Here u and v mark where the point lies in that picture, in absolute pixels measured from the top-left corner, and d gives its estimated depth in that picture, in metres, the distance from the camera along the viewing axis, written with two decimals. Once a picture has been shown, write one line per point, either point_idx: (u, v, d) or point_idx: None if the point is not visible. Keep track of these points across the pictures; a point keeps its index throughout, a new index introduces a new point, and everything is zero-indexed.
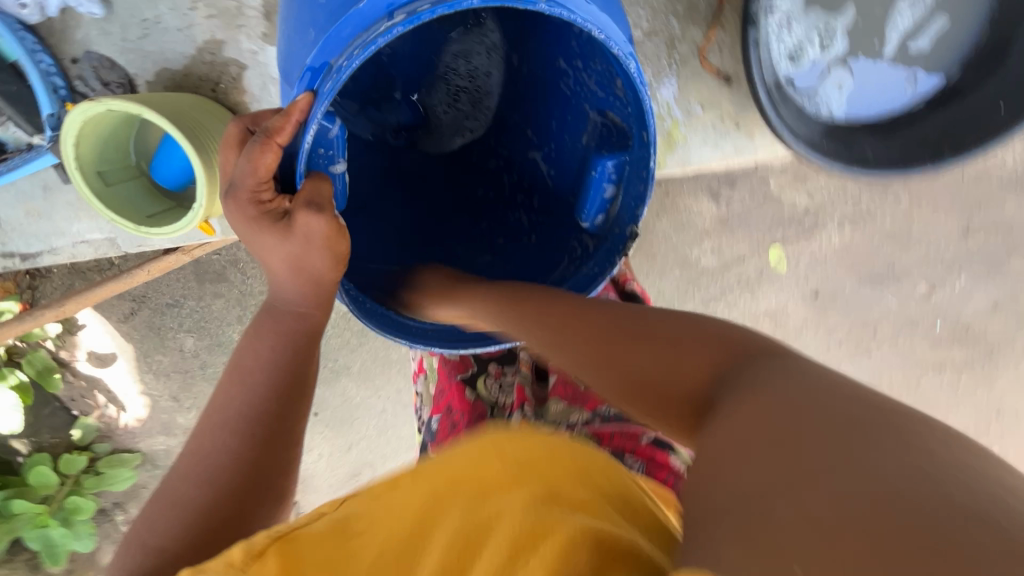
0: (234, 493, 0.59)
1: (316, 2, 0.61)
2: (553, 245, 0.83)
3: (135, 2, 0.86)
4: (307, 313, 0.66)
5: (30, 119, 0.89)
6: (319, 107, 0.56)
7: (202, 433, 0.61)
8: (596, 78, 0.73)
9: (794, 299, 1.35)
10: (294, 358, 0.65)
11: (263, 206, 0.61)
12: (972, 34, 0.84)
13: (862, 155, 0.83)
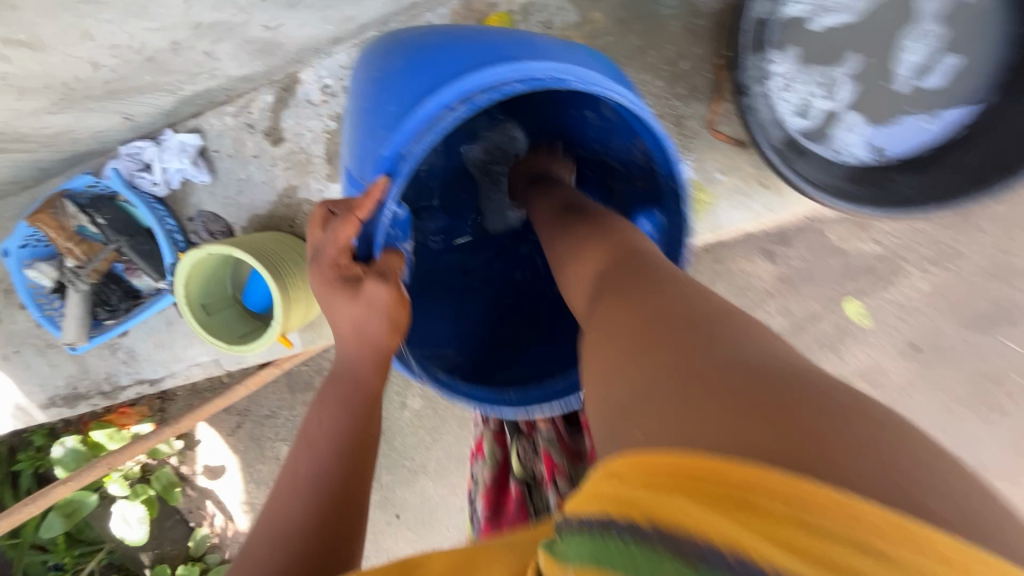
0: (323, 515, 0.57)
1: (382, 108, 0.67)
2: None
3: (233, 167, 1.08)
4: (361, 374, 0.67)
5: (156, 267, 1.12)
6: (392, 188, 0.62)
7: (294, 456, 0.63)
8: (619, 152, 0.85)
9: (889, 356, 1.22)
10: (357, 416, 0.65)
11: (339, 275, 0.65)
12: (994, 59, 0.82)
13: (898, 194, 0.80)
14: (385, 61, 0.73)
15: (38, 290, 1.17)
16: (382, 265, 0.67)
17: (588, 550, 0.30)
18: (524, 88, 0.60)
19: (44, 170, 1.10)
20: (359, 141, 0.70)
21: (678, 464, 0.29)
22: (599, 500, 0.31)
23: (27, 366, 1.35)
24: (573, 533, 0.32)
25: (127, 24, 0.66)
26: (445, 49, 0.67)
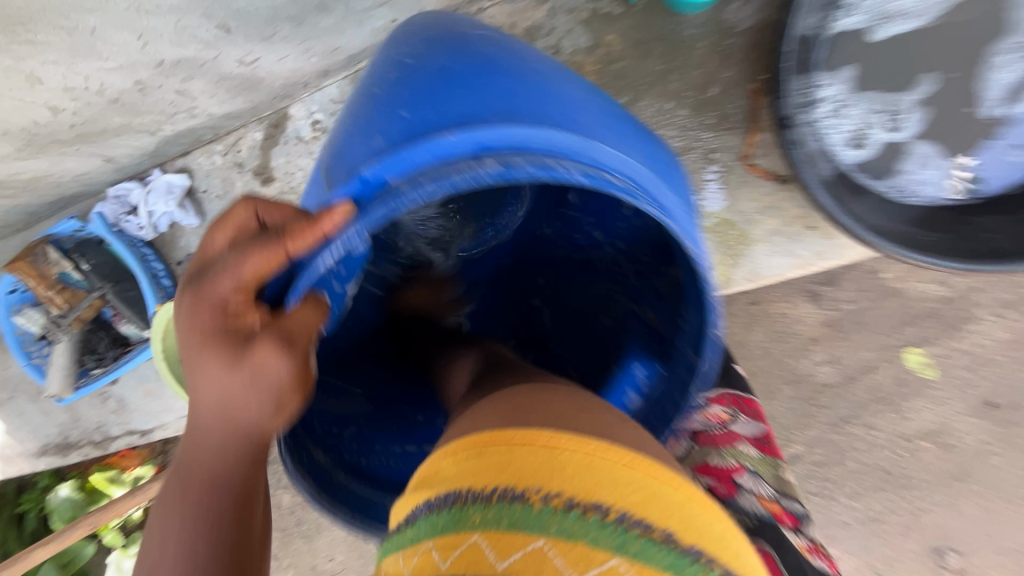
0: None
1: (396, 111, 0.49)
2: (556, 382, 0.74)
3: (221, 209, 1.00)
4: (219, 475, 0.46)
5: (142, 315, 1.05)
6: (354, 232, 0.42)
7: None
8: (637, 269, 0.67)
9: (961, 414, 1.05)
10: (219, 537, 0.44)
11: (229, 321, 0.44)
12: None
13: (987, 241, 0.66)
14: (432, 55, 0.54)
15: (26, 337, 1.11)
16: (288, 322, 0.46)
17: (442, 527, 0.32)
18: (581, 180, 0.42)
19: (33, 214, 1.05)
20: (352, 143, 0.51)
21: (512, 455, 0.33)
22: (444, 487, 0.33)
23: (21, 415, 1.31)
24: (423, 519, 0.33)
25: (77, 65, 0.60)
26: (508, 77, 0.49)
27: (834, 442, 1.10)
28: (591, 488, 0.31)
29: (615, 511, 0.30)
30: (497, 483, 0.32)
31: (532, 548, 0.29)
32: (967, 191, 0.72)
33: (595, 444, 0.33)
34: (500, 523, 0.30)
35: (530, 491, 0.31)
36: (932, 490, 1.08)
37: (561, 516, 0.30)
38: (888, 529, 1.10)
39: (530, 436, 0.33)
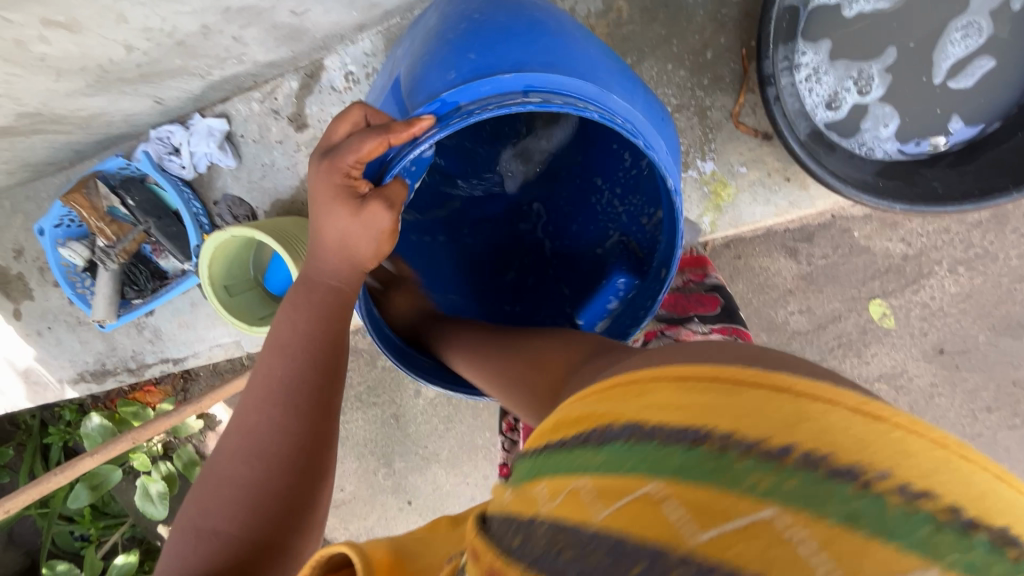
0: (290, 468, 0.59)
1: (467, 53, 0.64)
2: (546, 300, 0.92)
3: (257, 152, 1.09)
4: (336, 285, 0.67)
5: (181, 248, 1.15)
6: (437, 134, 0.59)
7: (246, 407, 0.62)
8: (626, 210, 0.86)
9: (913, 358, 1.19)
10: (329, 325, 0.65)
11: (348, 184, 0.63)
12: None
13: (928, 189, 0.77)
14: (490, 11, 0.69)
15: (70, 269, 1.19)
16: (387, 192, 0.63)
17: (565, 461, 0.32)
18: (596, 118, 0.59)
19: (78, 153, 1.13)
20: (430, 69, 0.67)
21: (644, 391, 0.31)
22: (576, 422, 0.33)
23: (59, 343, 1.38)
24: (547, 453, 0.34)
25: (160, 7, 0.68)
26: (551, 38, 0.67)
27: None
28: (742, 420, 0.28)
29: (768, 447, 0.26)
30: (634, 417, 0.30)
31: (648, 495, 0.27)
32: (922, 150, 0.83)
33: (748, 375, 0.29)
34: (627, 465, 0.29)
35: (665, 427, 0.29)
36: None
37: (696, 456, 0.27)
38: None
39: (667, 376, 0.31)
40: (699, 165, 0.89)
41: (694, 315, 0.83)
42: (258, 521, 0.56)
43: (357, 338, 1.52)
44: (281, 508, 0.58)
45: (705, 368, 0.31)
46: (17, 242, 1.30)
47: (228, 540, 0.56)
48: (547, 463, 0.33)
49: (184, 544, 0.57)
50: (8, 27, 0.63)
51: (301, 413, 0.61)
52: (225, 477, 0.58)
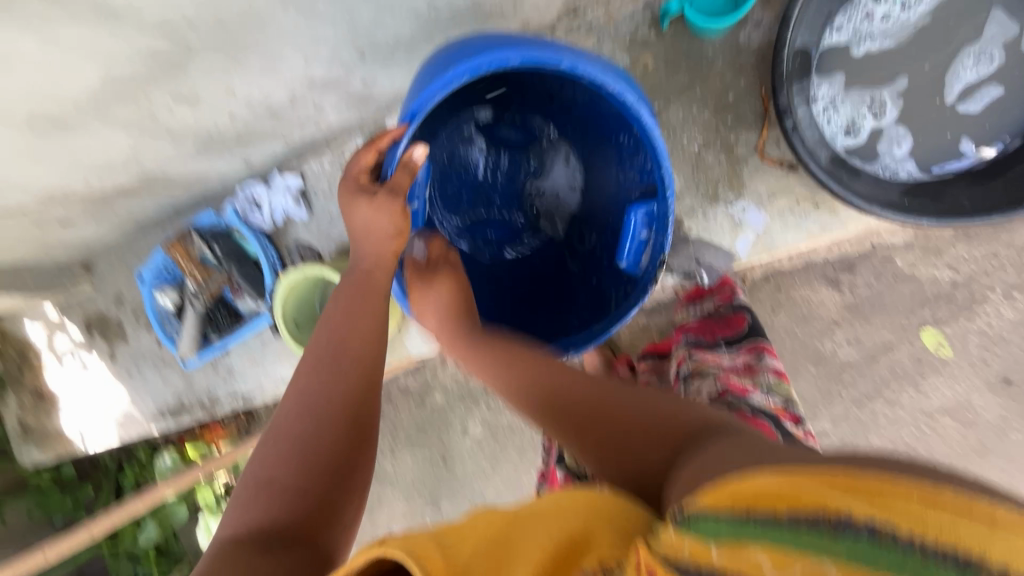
0: (337, 425, 0.64)
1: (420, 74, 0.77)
2: (606, 275, 0.94)
3: (326, 203, 1.24)
4: (372, 266, 0.75)
5: (257, 290, 1.28)
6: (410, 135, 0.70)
7: (303, 373, 0.68)
8: (638, 163, 0.87)
9: (978, 390, 1.15)
10: (371, 306, 0.73)
11: (360, 185, 0.74)
12: None
13: (957, 205, 0.82)
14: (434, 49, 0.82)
15: (163, 313, 1.35)
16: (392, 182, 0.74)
17: (727, 528, 0.36)
18: (517, 62, 0.68)
19: (176, 210, 1.31)
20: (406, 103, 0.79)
21: (800, 485, 0.37)
22: (739, 498, 0.38)
23: (144, 382, 1.53)
24: (706, 519, 0.38)
25: (262, 83, 0.83)
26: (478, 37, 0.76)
27: (858, 419, 1.21)
28: (893, 517, 0.33)
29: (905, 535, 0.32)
30: (797, 508, 0.35)
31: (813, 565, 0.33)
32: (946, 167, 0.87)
33: (891, 482, 0.35)
34: (795, 539, 0.34)
35: (827, 516, 0.34)
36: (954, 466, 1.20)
37: (858, 542, 0.33)
38: None
39: (821, 477, 0.37)
40: (736, 207, 0.95)
41: (722, 340, 0.89)
42: (307, 473, 0.61)
43: (409, 377, 1.57)
44: (326, 467, 0.62)
45: (847, 475, 0.36)
46: (118, 289, 1.48)
47: (283, 488, 0.60)
48: (703, 530, 0.37)
49: (242, 495, 0.61)
50: (147, 102, 0.78)
51: (347, 381, 0.67)
52: (281, 433, 0.63)
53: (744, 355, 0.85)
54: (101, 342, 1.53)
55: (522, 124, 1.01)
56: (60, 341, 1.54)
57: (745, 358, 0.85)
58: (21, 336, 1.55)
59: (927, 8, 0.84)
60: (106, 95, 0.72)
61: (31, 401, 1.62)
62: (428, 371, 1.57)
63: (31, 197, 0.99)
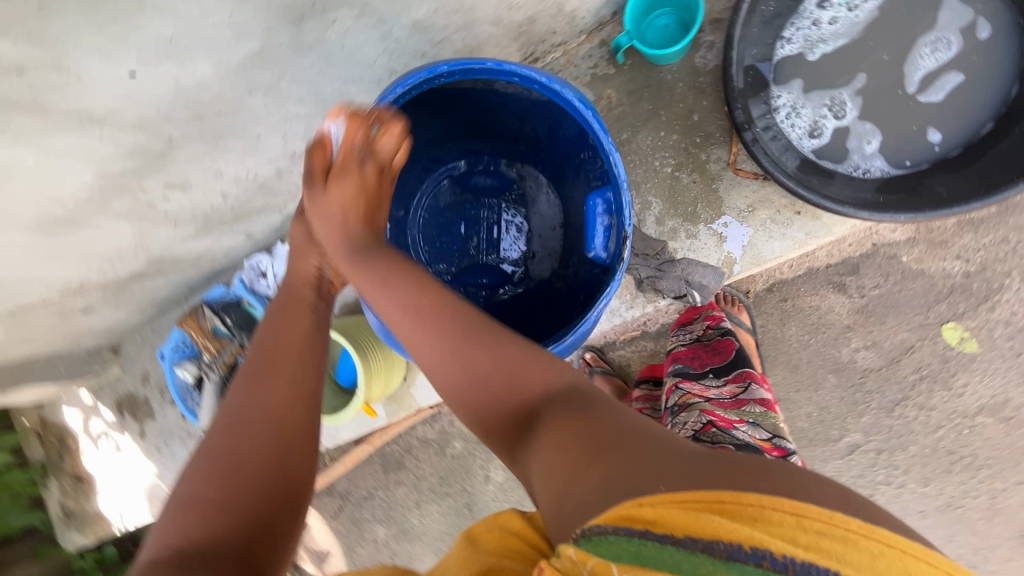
0: (268, 428, 0.60)
1: None
2: (590, 281, 0.91)
3: None
4: (297, 283, 0.78)
5: None
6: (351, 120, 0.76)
7: (234, 386, 0.64)
8: (597, 164, 0.86)
9: (1015, 384, 1.09)
10: (301, 317, 0.73)
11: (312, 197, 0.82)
12: (1010, 66, 0.84)
13: (935, 194, 0.80)
14: None
15: (184, 387, 1.37)
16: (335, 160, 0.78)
17: (628, 551, 0.38)
18: (445, 67, 0.74)
19: (190, 287, 1.38)
20: None
21: (693, 513, 0.38)
22: (637, 519, 0.39)
23: (173, 457, 1.56)
24: (608, 537, 0.39)
25: (247, 162, 0.88)
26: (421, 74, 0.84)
27: (890, 427, 1.15)
28: (778, 540, 0.36)
29: (789, 561, 0.35)
30: (690, 532, 0.37)
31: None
32: (918, 159, 0.86)
33: (776, 505, 0.37)
34: (689, 564, 0.36)
35: (719, 543, 0.36)
36: (1005, 468, 1.12)
37: (745, 569, 0.35)
38: (969, 513, 1.14)
39: (713, 499, 0.38)
40: (721, 223, 0.95)
41: (710, 370, 0.97)
42: (236, 482, 0.55)
43: (427, 427, 1.53)
44: (262, 475, 0.56)
45: (732, 496, 0.38)
46: (145, 369, 1.56)
47: (206, 503, 0.53)
48: (604, 549, 0.38)
49: (162, 520, 0.53)
50: (143, 193, 0.84)
51: (279, 387, 0.64)
52: (209, 446, 0.58)
53: (728, 384, 0.93)
54: (132, 422, 1.59)
55: (496, 171, 1.07)
56: (94, 425, 1.62)
57: (730, 386, 0.93)
58: (60, 423, 1.65)
59: (872, 9, 0.87)
60: (104, 191, 0.79)
61: (69, 486, 1.67)
62: (445, 420, 1.52)
63: (52, 291, 1.06)
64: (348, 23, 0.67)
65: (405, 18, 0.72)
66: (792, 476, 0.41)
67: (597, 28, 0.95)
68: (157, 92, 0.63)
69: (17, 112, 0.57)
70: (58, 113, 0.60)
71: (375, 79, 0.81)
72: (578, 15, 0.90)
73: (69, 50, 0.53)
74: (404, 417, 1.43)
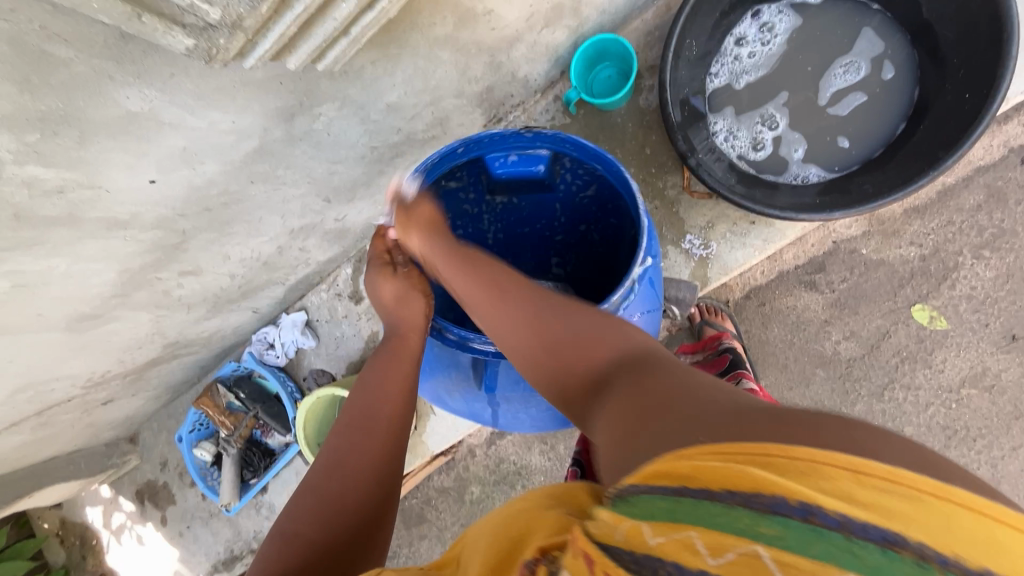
0: (363, 478, 0.63)
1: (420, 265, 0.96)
2: (577, 204, 0.98)
3: (330, 328, 1.35)
4: (401, 334, 0.80)
5: (283, 423, 1.37)
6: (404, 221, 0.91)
7: (337, 430, 0.68)
8: (473, 194, 0.97)
9: (988, 353, 1.16)
10: (402, 365, 0.76)
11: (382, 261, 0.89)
12: (913, 79, 0.98)
13: (862, 191, 0.90)
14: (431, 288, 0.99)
15: (202, 465, 1.42)
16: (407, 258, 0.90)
17: (663, 509, 0.32)
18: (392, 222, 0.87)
19: (202, 367, 1.44)
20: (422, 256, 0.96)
21: (766, 471, 0.30)
22: (676, 474, 0.33)
23: (196, 539, 1.55)
24: (646, 495, 0.33)
25: (250, 242, 0.97)
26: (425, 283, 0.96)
27: (884, 411, 1.19)
28: (870, 512, 0.28)
29: (850, 522, 0.28)
30: (772, 490, 0.29)
31: (748, 548, 0.29)
32: (845, 164, 0.99)
33: (910, 483, 0.28)
34: (758, 530, 0.29)
35: (764, 498, 0.29)
36: (999, 436, 1.16)
37: (795, 529, 0.28)
38: None
39: (769, 452, 0.31)
40: (687, 241, 1.03)
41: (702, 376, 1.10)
42: (328, 524, 0.58)
43: (443, 476, 1.55)
44: (346, 520, 0.59)
45: (821, 453, 0.30)
46: (162, 455, 1.59)
47: (300, 543, 0.57)
48: (638, 506, 0.33)
49: (265, 549, 0.58)
50: (159, 283, 0.92)
51: (373, 440, 0.67)
52: (304, 485, 0.63)
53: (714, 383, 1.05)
54: (152, 510, 1.59)
55: None
56: (116, 518, 1.64)
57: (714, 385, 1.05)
58: (82, 522, 1.69)
59: (782, 42, 1.03)
60: (127, 283, 0.87)
61: None
62: (460, 466, 1.54)
63: (76, 387, 1.12)
64: (332, 114, 0.78)
65: (381, 103, 0.82)
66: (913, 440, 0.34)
67: (549, 86, 1.07)
68: (171, 193, 0.73)
69: (55, 226, 0.66)
70: (89, 222, 0.69)
71: (359, 156, 0.91)
72: (530, 78, 1.02)
73: (100, 169, 0.62)
74: (419, 467, 1.46)
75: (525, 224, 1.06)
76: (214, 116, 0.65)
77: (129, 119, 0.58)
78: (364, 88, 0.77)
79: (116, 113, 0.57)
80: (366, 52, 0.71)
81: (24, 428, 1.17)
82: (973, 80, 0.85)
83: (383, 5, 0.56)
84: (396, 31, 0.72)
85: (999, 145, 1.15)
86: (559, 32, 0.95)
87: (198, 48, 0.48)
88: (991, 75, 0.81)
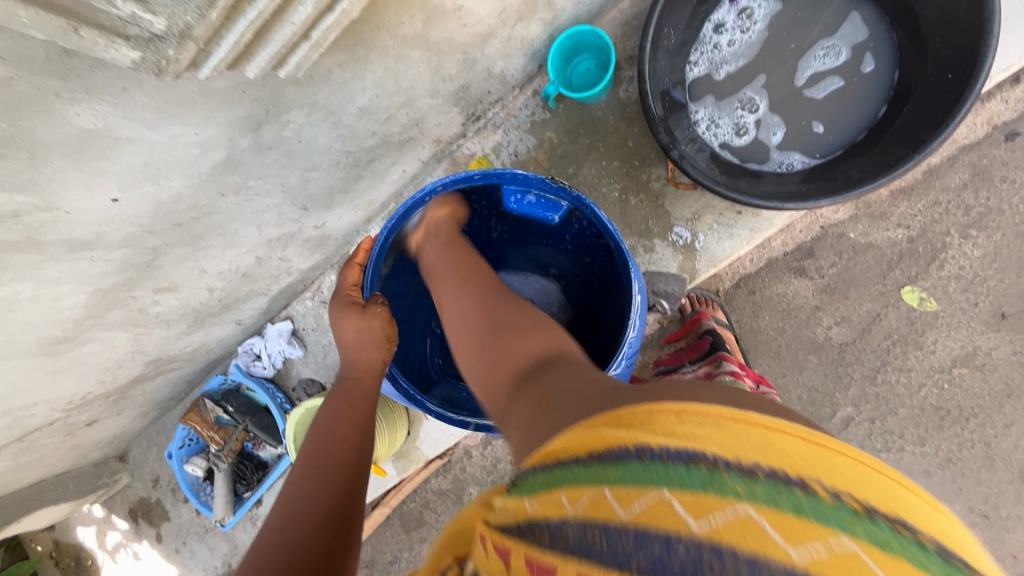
0: (323, 521, 0.61)
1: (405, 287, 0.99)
2: (585, 244, 0.97)
3: (317, 337, 1.33)
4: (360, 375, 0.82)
5: (274, 435, 1.34)
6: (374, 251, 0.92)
7: (293, 479, 0.66)
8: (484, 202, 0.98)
9: (979, 332, 1.15)
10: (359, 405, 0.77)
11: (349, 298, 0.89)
12: (895, 61, 0.96)
13: (847, 177, 0.89)
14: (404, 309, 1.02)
15: (194, 481, 1.40)
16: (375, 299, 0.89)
17: (571, 476, 0.36)
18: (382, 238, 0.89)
19: (189, 382, 1.41)
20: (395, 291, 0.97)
21: (630, 429, 0.36)
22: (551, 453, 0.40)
23: (192, 555, 1.53)
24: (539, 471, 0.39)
25: (228, 254, 0.94)
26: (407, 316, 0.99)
27: (877, 395, 1.19)
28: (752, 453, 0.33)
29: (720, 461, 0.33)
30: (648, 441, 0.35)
31: (597, 491, 0.35)
32: (828, 150, 0.98)
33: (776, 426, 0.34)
34: (645, 474, 0.33)
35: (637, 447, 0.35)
36: (991, 414, 1.16)
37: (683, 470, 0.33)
38: (970, 464, 1.17)
39: (640, 414, 0.37)
40: (674, 234, 1.02)
41: (688, 360, 1.11)
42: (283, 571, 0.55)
43: (440, 479, 1.54)
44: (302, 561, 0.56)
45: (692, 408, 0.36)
46: (154, 471, 1.56)
47: None
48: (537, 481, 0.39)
49: None
50: (134, 301, 0.90)
51: (335, 484, 0.65)
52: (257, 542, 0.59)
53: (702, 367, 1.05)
54: (147, 528, 1.57)
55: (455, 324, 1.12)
56: (110, 537, 1.61)
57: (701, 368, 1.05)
58: (76, 543, 1.66)
59: (761, 28, 1.01)
60: (99, 304, 0.84)
61: None
62: (456, 468, 1.53)
63: (56, 410, 1.10)
64: (301, 121, 0.75)
65: (352, 106, 0.80)
66: (738, 397, 0.39)
67: (527, 81, 1.05)
68: (137, 211, 0.70)
69: (15, 250, 0.63)
70: (52, 245, 0.66)
71: (334, 161, 0.89)
72: (507, 73, 0.99)
73: (57, 189, 0.59)
74: (415, 472, 1.45)
75: (530, 236, 1.05)
76: (175, 129, 0.62)
77: (83, 136, 0.55)
78: (333, 92, 0.74)
79: (69, 131, 0.54)
80: (332, 55, 0.68)
81: (6, 454, 1.14)
82: (956, 59, 0.83)
83: (343, 7, 0.54)
84: (362, 33, 0.69)
85: (983, 122, 1.14)
86: (534, 26, 0.93)
87: (145, 60, 0.46)
88: (973, 54, 0.80)
